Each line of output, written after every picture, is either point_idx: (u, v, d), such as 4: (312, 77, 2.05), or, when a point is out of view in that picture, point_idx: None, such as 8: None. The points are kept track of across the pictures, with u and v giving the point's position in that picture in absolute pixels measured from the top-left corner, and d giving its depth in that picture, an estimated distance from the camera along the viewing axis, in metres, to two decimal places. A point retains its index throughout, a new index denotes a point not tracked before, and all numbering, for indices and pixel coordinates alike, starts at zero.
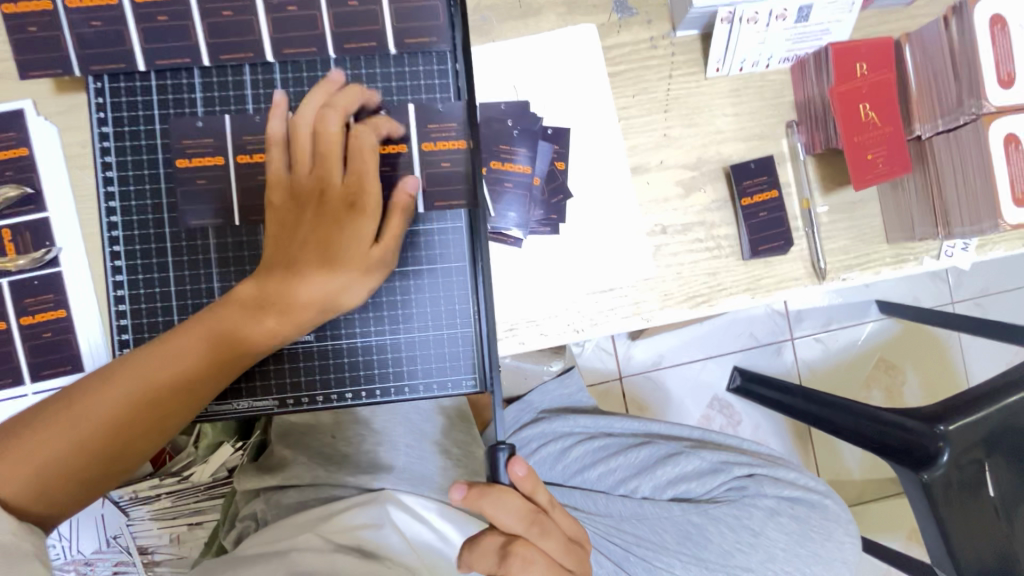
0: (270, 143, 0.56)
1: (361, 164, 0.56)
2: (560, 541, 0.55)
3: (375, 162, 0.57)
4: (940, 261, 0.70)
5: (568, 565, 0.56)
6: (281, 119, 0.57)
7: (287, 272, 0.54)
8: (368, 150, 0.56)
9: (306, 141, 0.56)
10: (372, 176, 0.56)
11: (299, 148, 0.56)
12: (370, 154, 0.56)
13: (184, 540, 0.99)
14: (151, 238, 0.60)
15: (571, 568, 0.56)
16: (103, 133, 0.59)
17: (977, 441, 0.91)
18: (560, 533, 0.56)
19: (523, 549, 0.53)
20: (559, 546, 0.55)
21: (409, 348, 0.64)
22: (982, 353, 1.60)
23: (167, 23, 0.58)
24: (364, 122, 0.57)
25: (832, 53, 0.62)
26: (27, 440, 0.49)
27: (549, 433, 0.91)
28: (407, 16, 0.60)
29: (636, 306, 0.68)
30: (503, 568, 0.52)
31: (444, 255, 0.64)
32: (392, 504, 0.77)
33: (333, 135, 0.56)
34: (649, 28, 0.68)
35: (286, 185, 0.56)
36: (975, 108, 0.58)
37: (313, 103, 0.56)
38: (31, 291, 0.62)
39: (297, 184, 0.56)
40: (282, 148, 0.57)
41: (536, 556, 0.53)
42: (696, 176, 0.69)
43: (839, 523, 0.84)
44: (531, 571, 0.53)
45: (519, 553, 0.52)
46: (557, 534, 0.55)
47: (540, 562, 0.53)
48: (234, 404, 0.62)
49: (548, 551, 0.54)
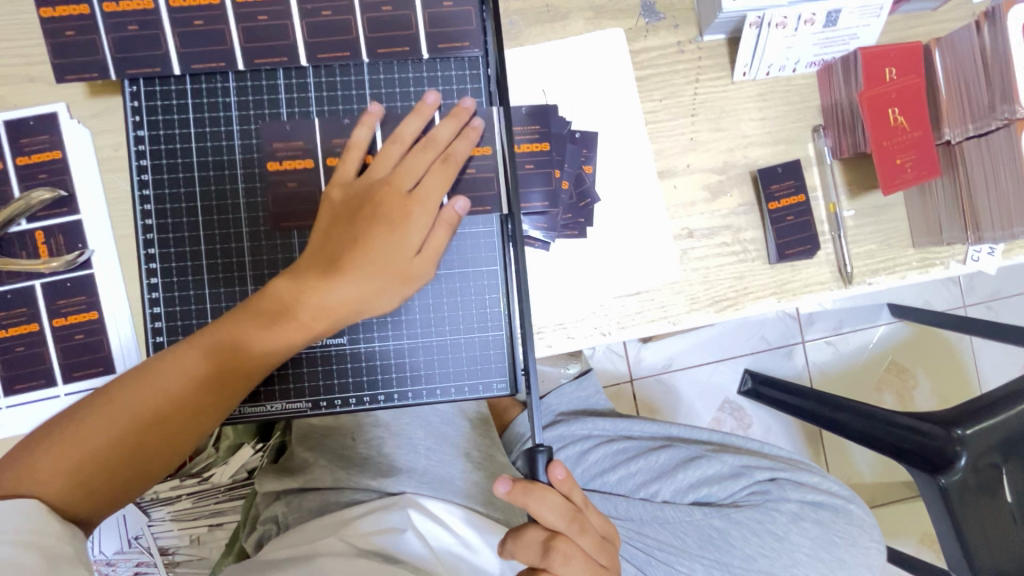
0: (350, 148, 0.58)
1: (430, 186, 0.57)
2: (595, 539, 0.56)
3: (438, 178, 0.58)
4: (966, 266, 0.70)
5: (602, 562, 0.57)
6: (368, 128, 0.59)
7: (323, 273, 0.54)
8: (439, 173, 0.58)
9: (390, 154, 0.58)
10: (434, 198, 0.57)
11: (380, 161, 0.58)
12: (441, 176, 0.57)
13: (204, 541, 1.00)
14: (185, 240, 0.60)
15: (606, 565, 0.57)
16: (137, 136, 0.60)
17: (996, 445, 0.91)
18: (595, 532, 0.57)
19: (563, 545, 0.54)
20: (594, 543, 0.56)
21: (440, 350, 0.64)
22: (994, 357, 1.60)
23: (203, 28, 0.58)
24: (434, 140, 0.58)
25: (863, 60, 0.63)
26: (66, 437, 0.50)
27: (568, 437, 0.90)
28: (440, 21, 0.60)
29: (662, 310, 0.68)
30: (545, 562, 0.53)
31: (475, 259, 0.64)
32: (414, 508, 0.77)
33: (410, 155, 0.57)
34: (676, 33, 0.68)
35: (353, 188, 0.57)
36: (1008, 113, 0.58)
37: (409, 122, 0.58)
38: (64, 293, 0.62)
39: (364, 192, 0.56)
40: (361, 154, 0.58)
41: (575, 553, 0.54)
42: (722, 180, 0.69)
43: (863, 527, 0.83)
44: (570, 568, 0.53)
45: (560, 548, 0.53)
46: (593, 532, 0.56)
47: (580, 558, 0.54)
48: (266, 406, 0.62)
49: (585, 548, 0.55)
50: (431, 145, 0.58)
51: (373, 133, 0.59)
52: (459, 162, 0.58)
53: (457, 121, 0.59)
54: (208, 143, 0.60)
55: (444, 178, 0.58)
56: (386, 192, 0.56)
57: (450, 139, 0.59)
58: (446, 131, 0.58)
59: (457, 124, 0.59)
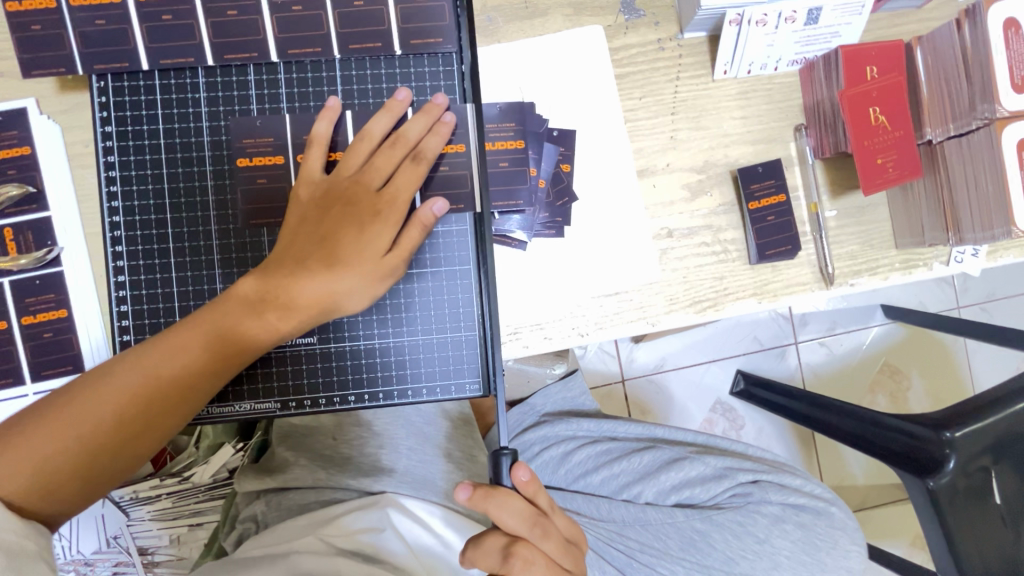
0: (312, 145, 0.57)
1: (402, 183, 0.56)
2: (559, 542, 0.56)
3: (410, 175, 0.57)
4: (949, 267, 0.69)
5: (566, 566, 0.56)
6: (327, 124, 0.58)
7: (290, 270, 0.54)
8: (410, 170, 0.57)
9: (359, 151, 0.57)
10: (407, 194, 0.56)
11: (348, 158, 0.57)
12: (412, 175, 0.57)
13: (184, 540, 0.99)
14: (153, 238, 0.60)
15: (570, 570, 0.57)
16: (105, 132, 0.59)
17: (984, 449, 0.90)
18: (559, 534, 0.56)
19: (524, 550, 0.54)
20: (558, 547, 0.56)
21: (412, 351, 0.63)
22: (988, 359, 1.59)
23: (172, 22, 0.58)
24: (405, 137, 0.57)
25: (842, 57, 0.62)
26: (28, 437, 0.49)
27: (551, 437, 0.90)
28: (413, 17, 0.59)
29: (641, 311, 0.68)
30: (505, 568, 0.53)
31: (448, 258, 0.63)
32: (393, 508, 0.75)
33: (380, 152, 0.57)
34: (657, 30, 0.67)
35: (321, 186, 0.56)
36: (988, 112, 0.57)
37: (376, 119, 0.58)
38: (33, 291, 0.62)
39: (333, 189, 0.56)
40: (324, 150, 0.58)
41: (537, 558, 0.54)
42: (703, 179, 0.68)
43: (845, 530, 0.83)
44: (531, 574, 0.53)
45: (521, 555, 0.53)
46: (557, 535, 0.56)
47: (541, 562, 0.54)
48: (234, 407, 0.62)
49: (548, 553, 0.55)
50: (401, 143, 0.57)
51: (333, 126, 0.58)
52: (429, 159, 0.57)
53: (429, 117, 0.58)
54: (177, 139, 0.60)
55: (415, 174, 0.57)
56: (357, 189, 0.56)
57: (420, 135, 0.58)
58: (416, 128, 0.58)
59: (427, 120, 0.58)
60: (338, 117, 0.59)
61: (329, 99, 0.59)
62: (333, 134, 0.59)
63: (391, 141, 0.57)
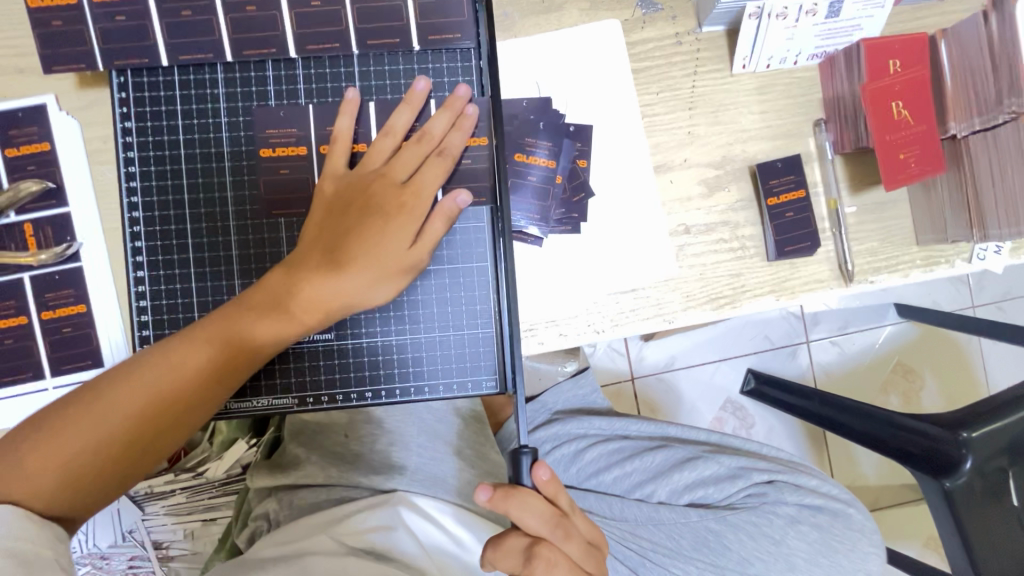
0: (336, 139, 0.58)
1: (426, 177, 0.57)
2: (581, 544, 0.56)
3: (433, 170, 0.57)
4: (972, 265, 0.68)
5: (587, 569, 0.57)
6: (349, 119, 0.59)
7: (314, 264, 0.54)
8: (435, 164, 0.57)
9: (383, 147, 0.57)
10: (431, 189, 0.57)
11: (371, 152, 0.57)
12: (436, 171, 0.57)
13: (198, 535, 1.01)
14: (173, 234, 0.60)
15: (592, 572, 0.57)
16: (125, 128, 0.59)
17: (1002, 450, 0.89)
18: (581, 536, 0.57)
19: (547, 551, 0.54)
20: (580, 549, 0.56)
21: (429, 348, 0.63)
22: (1004, 359, 1.57)
23: (191, 18, 0.58)
24: (428, 133, 0.58)
25: (863, 53, 0.61)
26: (52, 436, 0.49)
27: (562, 436, 0.89)
28: (431, 13, 0.59)
29: (657, 307, 0.67)
30: (527, 569, 0.53)
31: (466, 255, 0.63)
32: (405, 507, 0.75)
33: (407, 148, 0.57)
34: (674, 24, 0.67)
35: (344, 180, 0.57)
36: (1015, 106, 0.56)
37: (398, 113, 0.58)
38: (52, 286, 0.62)
39: (356, 183, 0.56)
40: (347, 145, 0.58)
41: (559, 560, 0.54)
42: (720, 175, 0.68)
43: (863, 533, 0.82)
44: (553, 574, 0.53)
45: (543, 556, 0.53)
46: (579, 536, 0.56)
47: (564, 565, 0.54)
48: (252, 402, 0.62)
49: (571, 554, 0.55)
50: (426, 138, 0.58)
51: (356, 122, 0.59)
52: (452, 155, 0.58)
53: (451, 113, 0.58)
54: (196, 135, 0.60)
55: (439, 170, 0.57)
56: (381, 184, 0.56)
57: (444, 132, 0.58)
58: (439, 125, 0.58)
59: (451, 114, 0.59)
60: (359, 111, 0.60)
61: (348, 92, 0.59)
62: (355, 129, 0.60)
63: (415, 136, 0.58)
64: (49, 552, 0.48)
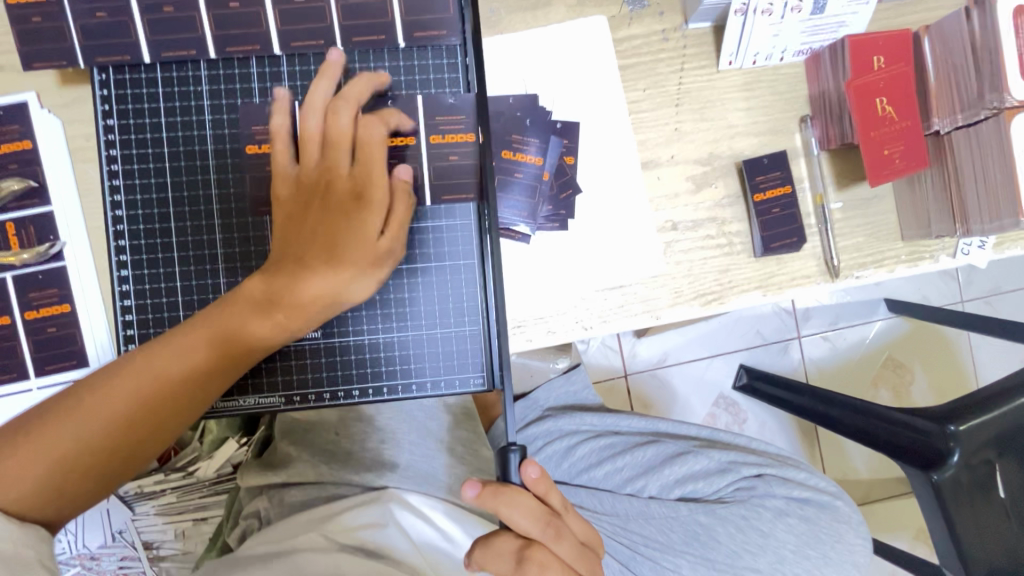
0: (275, 137, 0.57)
1: (368, 152, 0.55)
2: (573, 545, 0.56)
3: (379, 148, 0.55)
4: (956, 259, 0.69)
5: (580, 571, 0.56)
6: (284, 115, 0.57)
7: (297, 267, 0.53)
8: (365, 128, 0.55)
9: (312, 125, 0.55)
10: (380, 167, 0.55)
11: (307, 146, 0.55)
12: (370, 136, 0.55)
13: (189, 535, 0.99)
14: (156, 232, 0.59)
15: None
16: (107, 125, 0.59)
17: (987, 442, 0.90)
18: (573, 537, 0.56)
19: (539, 553, 0.53)
20: (572, 550, 0.55)
21: (416, 346, 0.63)
22: (992, 353, 1.58)
23: (173, 14, 0.57)
24: (345, 97, 0.56)
25: (850, 48, 0.61)
26: (34, 442, 0.49)
27: (555, 431, 0.89)
28: (416, 9, 0.59)
29: (645, 304, 0.67)
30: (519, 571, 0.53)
31: (452, 252, 0.63)
32: (397, 503, 0.76)
33: (344, 128, 0.55)
34: (661, 21, 0.67)
35: (294, 179, 0.56)
36: (997, 102, 0.56)
37: (317, 87, 0.56)
38: (36, 286, 0.61)
39: (306, 180, 0.55)
40: (287, 140, 0.57)
41: (552, 563, 0.54)
42: (707, 171, 0.68)
43: (850, 525, 0.83)
44: None
45: (536, 558, 0.53)
46: (571, 538, 0.56)
47: (556, 565, 0.54)
48: (239, 401, 0.61)
49: (562, 555, 0.55)
50: (346, 102, 0.56)
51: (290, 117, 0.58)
52: (388, 122, 0.57)
53: (371, 79, 0.58)
54: (179, 132, 0.59)
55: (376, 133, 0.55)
56: (329, 175, 0.54)
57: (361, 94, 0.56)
58: (357, 87, 0.57)
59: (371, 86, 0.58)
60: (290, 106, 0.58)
61: (277, 91, 0.58)
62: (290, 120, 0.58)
63: (338, 105, 0.55)
64: (37, 546, 0.48)
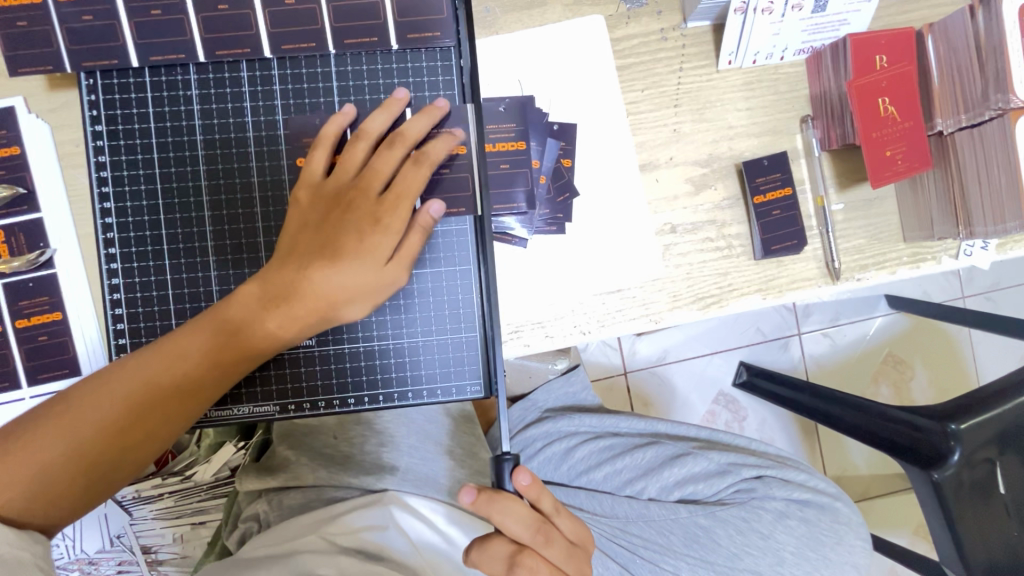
0: (319, 143, 0.56)
1: (403, 187, 0.53)
2: (563, 547, 0.56)
3: (413, 177, 0.54)
4: (959, 261, 0.68)
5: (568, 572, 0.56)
6: (337, 126, 0.56)
7: (294, 272, 0.52)
8: (411, 170, 0.54)
9: (358, 151, 0.55)
10: (410, 199, 0.54)
11: (344, 165, 0.54)
12: (414, 178, 0.54)
13: (187, 539, 1.00)
14: (147, 240, 0.59)
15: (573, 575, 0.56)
16: (95, 131, 0.58)
17: (989, 440, 0.89)
18: (563, 540, 0.56)
19: (528, 557, 0.54)
20: (562, 553, 0.55)
21: (412, 353, 0.62)
22: (993, 349, 1.58)
23: (161, 17, 0.56)
24: (402, 138, 0.54)
25: (852, 46, 0.60)
26: (22, 447, 0.48)
27: (554, 433, 0.89)
28: (410, 11, 0.58)
29: (644, 308, 0.67)
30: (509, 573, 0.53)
31: (448, 258, 0.62)
32: (397, 506, 0.75)
33: (388, 164, 0.54)
34: (659, 20, 0.65)
35: (321, 189, 0.55)
36: (1002, 102, 0.55)
37: (375, 116, 0.56)
38: (27, 294, 0.61)
39: (333, 192, 0.54)
40: (329, 150, 0.56)
41: (541, 566, 0.54)
42: (706, 173, 0.67)
43: (850, 526, 0.83)
44: None
45: (525, 563, 0.53)
46: (561, 540, 0.56)
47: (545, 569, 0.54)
48: (233, 410, 0.61)
49: (551, 559, 0.55)
50: (401, 142, 0.54)
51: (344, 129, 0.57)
52: (433, 162, 0.55)
53: (431, 119, 0.56)
54: (169, 138, 0.58)
55: (418, 177, 0.54)
56: (358, 195, 0.53)
57: (422, 135, 0.55)
58: (417, 128, 0.55)
59: (433, 123, 0.56)
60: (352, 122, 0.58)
61: (346, 108, 0.57)
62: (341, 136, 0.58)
63: (392, 142, 0.54)
64: (31, 553, 0.48)
